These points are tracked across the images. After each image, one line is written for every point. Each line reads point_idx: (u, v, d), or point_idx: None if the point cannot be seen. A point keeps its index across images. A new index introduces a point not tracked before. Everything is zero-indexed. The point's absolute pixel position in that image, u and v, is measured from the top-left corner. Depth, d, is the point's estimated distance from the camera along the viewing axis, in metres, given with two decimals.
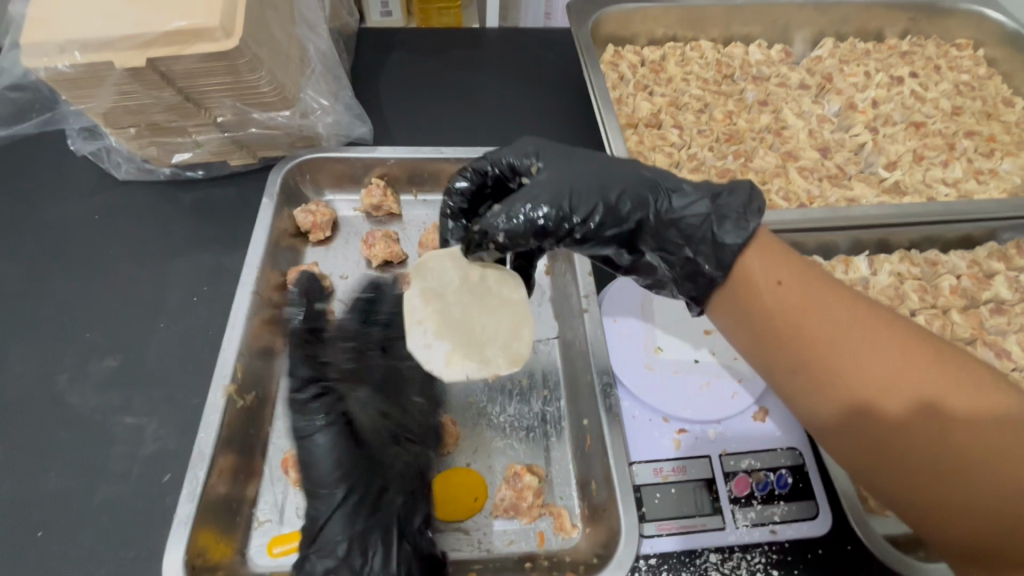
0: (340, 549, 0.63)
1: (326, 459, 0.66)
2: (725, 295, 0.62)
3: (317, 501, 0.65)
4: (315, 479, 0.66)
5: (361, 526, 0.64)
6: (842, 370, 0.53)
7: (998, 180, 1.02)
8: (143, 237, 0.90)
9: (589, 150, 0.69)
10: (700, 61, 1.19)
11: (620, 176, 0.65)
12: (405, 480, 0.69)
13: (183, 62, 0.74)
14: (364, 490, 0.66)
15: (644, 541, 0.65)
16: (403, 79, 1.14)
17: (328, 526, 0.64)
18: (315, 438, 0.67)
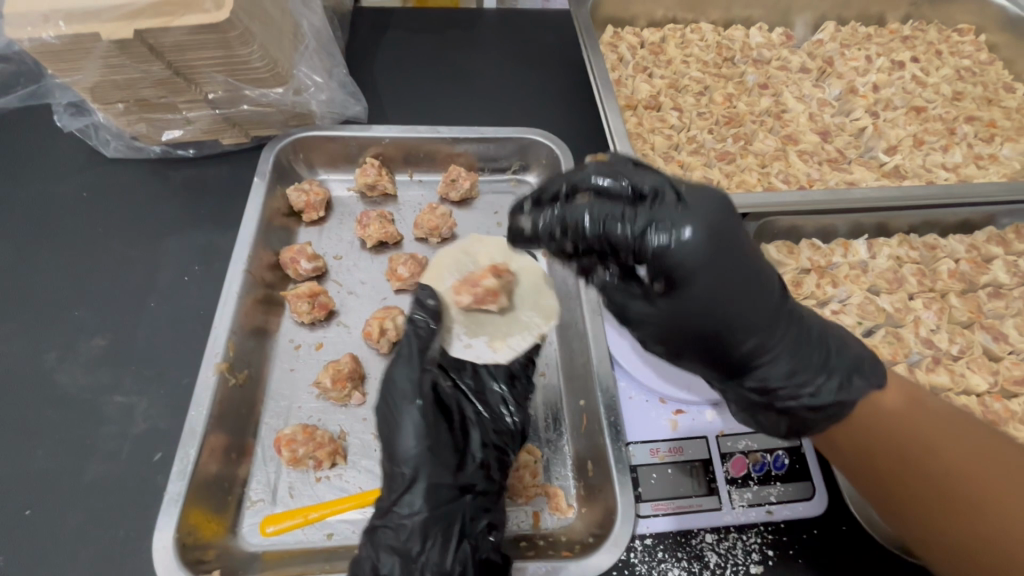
0: (406, 535, 0.58)
1: (415, 444, 0.61)
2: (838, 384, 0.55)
3: (394, 482, 0.61)
4: (399, 459, 0.60)
5: (430, 518, 0.59)
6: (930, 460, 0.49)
7: (998, 165, 1.01)
8: (133, 215, 0.88)
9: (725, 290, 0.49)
10: (700, 43, 1.17)
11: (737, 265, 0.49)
12: (486, 473, 0.65)
13: (172, 35, 0.72)
14: (446, 481, 0.61)
15: (640, 521, 0.65)
16: (398, 59, 1.12)
17: (404, 509, 0.59)
18: (408, 419, 0.61)
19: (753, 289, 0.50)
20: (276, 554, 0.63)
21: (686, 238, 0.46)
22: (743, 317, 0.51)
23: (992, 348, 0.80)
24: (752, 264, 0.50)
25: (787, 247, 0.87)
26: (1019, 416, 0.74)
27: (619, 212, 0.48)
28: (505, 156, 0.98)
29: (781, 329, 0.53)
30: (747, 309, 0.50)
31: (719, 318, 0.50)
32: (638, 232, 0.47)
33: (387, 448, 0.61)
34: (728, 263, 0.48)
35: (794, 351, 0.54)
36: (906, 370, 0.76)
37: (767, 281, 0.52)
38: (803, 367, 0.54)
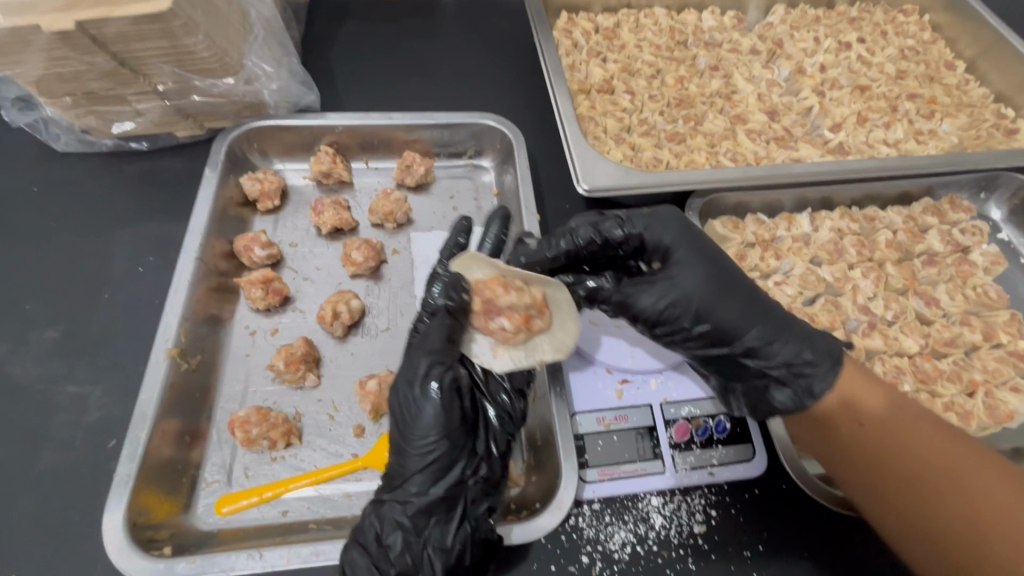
0: (412, 511, 0.60)
1: (428, 426, 0.61)
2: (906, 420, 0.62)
3: (407, 462, 0.61)
4: (412, 440, 0.61)
5: (436, 496, 0.61)
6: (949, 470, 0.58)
7: (937, 141, 1.06)
8: (85, 208, 0.88)
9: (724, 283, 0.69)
10: (653, 28, 1.19)
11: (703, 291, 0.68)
12: (489, 455, 0.66)
13: (114, 25, 0.72)
14: (452, 463, 0.62)
15: (586, 487, 0.67)
16: (354, 48, 1.12)
17: (413, 486, 0.61)
18: (423, 401, 0.61)
19: (732, 290, 0.68)
20: (231, 531, 0.64)
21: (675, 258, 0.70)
22: (722, 301, 0.67)
23: (925, 313, 0.84)
24: (738, 280, 0.69)
25: (732, 222, 0.90)
26: (947, 374, 0.78)
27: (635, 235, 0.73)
28: (460, 142, 1.00)
29: (767, 316, 0.68)
30: (733, 296, 0.68)
31: (710, 306, 0.67)
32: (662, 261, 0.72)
33: (402, 428, 0.62)
34: (700, 262, 0.69)
35: (788, 333, 0.67)
36: (842, 336, 0.80)
37: (749, 289, 0.69)
38: (791, 339, 0.66)
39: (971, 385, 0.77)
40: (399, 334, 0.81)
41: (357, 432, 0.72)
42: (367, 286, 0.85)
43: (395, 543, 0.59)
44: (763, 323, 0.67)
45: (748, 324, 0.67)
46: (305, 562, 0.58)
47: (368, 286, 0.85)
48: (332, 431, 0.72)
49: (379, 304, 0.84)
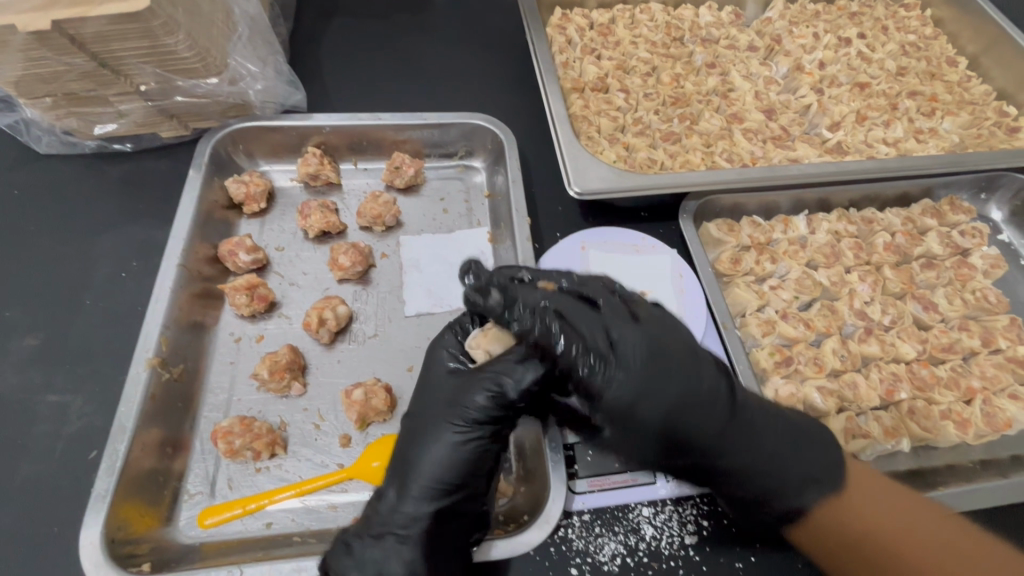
0: (410, 544, 0.58)
1: (436, 464, 0.61)
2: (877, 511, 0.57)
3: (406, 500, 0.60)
4: (416, 475, 0.61)
5: (435, 536, 0.59)
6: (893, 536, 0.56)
7: (938, 139, 1.04)
8: (68, 212, 0.86)
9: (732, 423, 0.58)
10: (649, 24, 1.16)
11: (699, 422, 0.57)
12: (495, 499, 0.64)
13: (91, 25, 0.69)
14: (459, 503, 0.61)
15: (575, 497, 0.66)
16: (343, 46, 1.10)
17: (391, 500, 0.60)
18: (434, 435, 0.62)
19: (670, 396, 0.55)
20: (214, 545, 0.63)
21: (625, 350, 0.56)
22: (731, 427, 0.58)
23: (923, 317, 0.83)
24: (694, 394, 0.56)
25: (727, 225, 0.87)
26: (944, 381, 0.77)
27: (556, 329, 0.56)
28: (451, 142, 0.97)
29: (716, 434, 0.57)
30: (661, 414, 0.55)
31: (619, 411, 0.55)
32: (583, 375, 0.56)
33: (402, 466, 0.62)
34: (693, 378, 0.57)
35: (749, 446, 0.59)
36: (838, 342, 0.78)
37: (705, 395, 0.57)
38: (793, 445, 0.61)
39: (969, 392, 0.76)
40: (387, 341, 0.80)
41: (343, 442, 0.71)
42: (355, 292, 0.84)
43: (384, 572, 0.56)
44: (703, 441, 0.57)
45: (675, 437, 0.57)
46: None
47: (355, 292, 0.84)
48: (318, 441, 0.71)
49: (367, 310, 0.82)
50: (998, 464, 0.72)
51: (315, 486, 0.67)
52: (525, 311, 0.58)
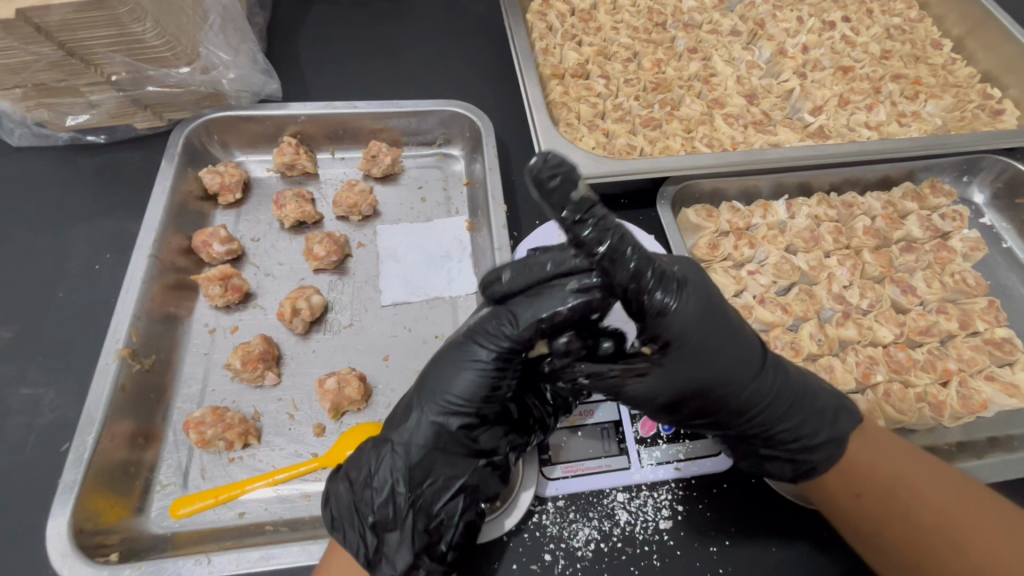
0: (410, 464, 0.59)
1: (456, 387, 0.60)
2: (917, 464, 0.61)
3: (412, 420, 0.60)
4: (418, 410, 0.60)
5: (435, 462, 0.59)
6: (916, 479, 0.59)
7: (921, 122, 1.03)
8: (41, 205, 0.86)
9: (748, 383, 0.60)
10: (631, 9, 1.15)
11: (724, 383, 0.59)
12: (514, 440, 0.62)
13: (56, 13, 0.68)
14: (462, 437, 0.60)
15: (550, 483, 0.66)
16: (320, 35, 1.08)
17: (410, 441, 0.60)
18: (461, 354, 0.60)
19: (722, 336, 0.59)
20: (186, 534, 0.63)
21: (683, 314, 0.57)
22: (743, 387, 0.60)
23: (901, 301, 0.82)
24: (735, 326, 0.60)
25: (707, 210, 0.87)
26: (921, 364, 0.77)
27: (632, 258, 0.54)
28: (428, 130, 0.96)
29: (747, 372, 0.60)
30: (707, 353, 0.58)
31: (677, 337, 0.57)
32: (645, 306, 0.56)
33: (422, 388, 0.61)
34: (724, 347, 0.59)
35: (771, 390, 0.61)
36: (815, 326, 0.78)
37: (743, 333, 0.61)
38: (792, 402, 0.62)
39: (945, 374, 0.76)
40: (362, 330, 0.79)
41: (317, 431, 0.70)
42: (331, 282, 0.83)
43: (379, 488, 0.58)
44: (744, 373, 0.59)
45: (713, 372, 0.58)
46: (253, 567, 0.57)
47: (331, 282, 0.83)
48: (292, 430, 0.71)
49: (343, 300, 0.82)
50: (973, 446, 0.72)
51: (287, 476, 0.67)
52: (608, 240, 0.53)
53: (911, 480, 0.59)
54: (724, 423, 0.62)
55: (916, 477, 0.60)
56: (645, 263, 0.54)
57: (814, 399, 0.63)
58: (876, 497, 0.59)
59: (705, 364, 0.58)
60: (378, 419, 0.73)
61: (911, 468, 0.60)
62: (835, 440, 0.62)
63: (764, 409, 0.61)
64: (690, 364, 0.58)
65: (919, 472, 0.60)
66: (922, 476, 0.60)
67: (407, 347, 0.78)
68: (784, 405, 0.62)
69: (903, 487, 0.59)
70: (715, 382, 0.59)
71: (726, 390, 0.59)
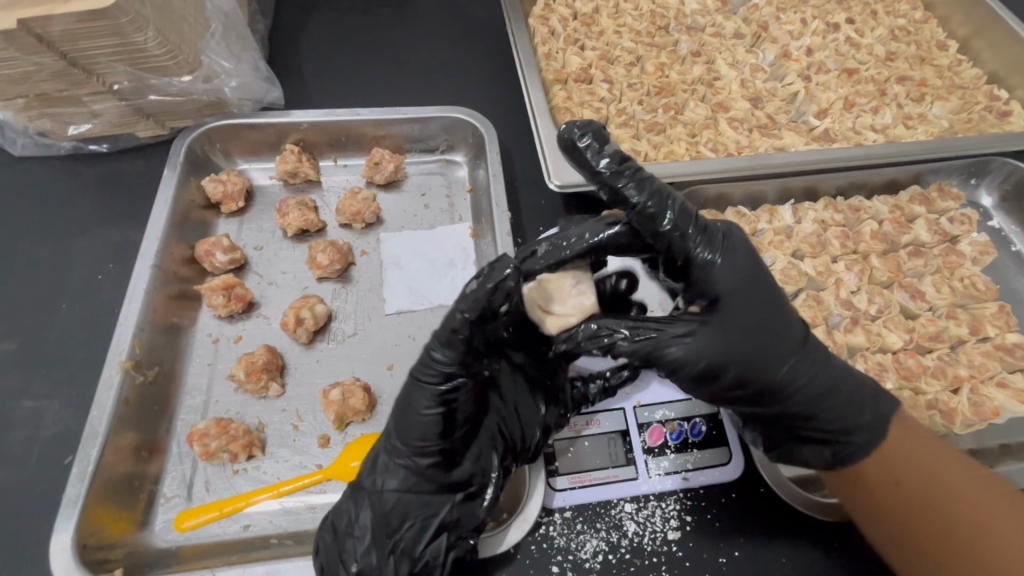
0: (385, 510, 0.59)
1: (415, 429, 0.58)
2: (949, 456, 0.61)
3: (383, 464, 0.61)
4: (386, 455, 0.61)
5: (410, 505, 0.60)
6: (948, 467, 0.59)
7: (927, 125, 1.02)
8: (44, 215, 0.85)
9: (792, 355, 0.60)
10: (634, 13, 1.14)
11: (770, 354, 0.59)
12: (488, 466, 0.62)
13: (58, 23, 0.67)
14: (434, 473, 0.60)
15: (556, 495, 0.65)
16: (322, 42, 1.08)
17: (386, 485, 0.60)
18: (410, 395, 0.57)
19: (764, 304, 0.59)
20: (191, 548, 0.63)
21: (724, 278, 0.58)
22: (788, 359, 0.60)
23: (910, 306, 0.82)
24: (776, 298, 0.60)
25: (712, 215, 0.86)
26: (931, 370, 0.76)
27: (673, 217, 0.57)
28: (431, 137, 0.96)
29: (791, 342, 0.60)
30: (753, 318, 0.58)
31: (725, 293, 0.58)
32: (689, 259, 0.58)
33: (389, 432, 0.61)
34: (766, 315, 0.59)
35: (813, 362, 0.61)
36: (824, 332, 0.77)
37: (786, 307, 0.61)
38: (832, 385, 0.61)
39: (956, 381, 0.75)
40: (366, 339, 0.79)
41: (321, 442, 0.70)
42: (335, 291, 0.83)
43: (360, 537, 0.58)
44: (788, 343, 0.59)
45: (761, 342, 0.58)
46: None
47: (335, 291, 0.83)
48: (296, 441, 0.70)
49: (346, 308, 0.81)
50: (985, 454, 0.71)
51: (292, 488, 0.66)
52: (646, 192, 0.57)
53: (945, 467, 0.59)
54: (768, 400, 0.61)
55: (948, 464, 0.60)
56: (687, 219, 0.58)
57: (853, 383, 0.63)
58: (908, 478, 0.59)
59: (751, 330, 0.58)
60: (383, 430, 0.72)
61: (941, 457, 0.60)
62: (868, 432, 0.62)
63: (807, 381, 0.60)
64: (736, 331, 0.58)
65: (952, 461, 0.60)
66: (955, 464, 0.60)
67: (411, 356, 0.78)
68: (824, 381, 0.61)
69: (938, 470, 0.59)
70: (762, 351, 0.58)
71: (773, 360, 0.59)
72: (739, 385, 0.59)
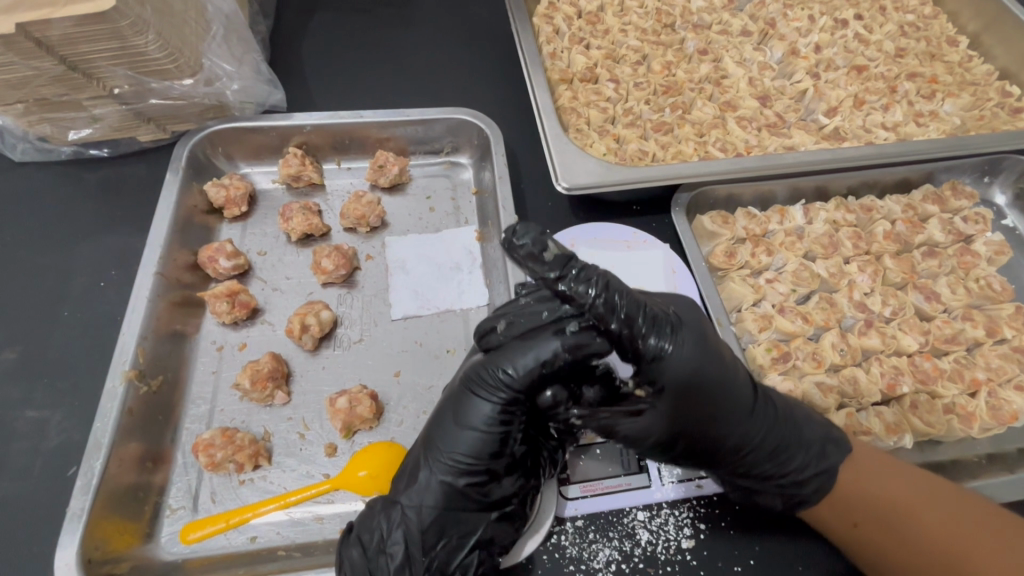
0: (421, 526, 0.57)
1: (460, 444, 0.58)
2: (913, 491, 0.59)
3: (420, 481, 0.58)
4: (424, 469, 0.59)
5: (446, 522, 0.58)
6: (913, 509, 0.57)
7: (939, 122, 1.01)
8: (45, 221, 0.84)
9: (739, 423, 0.59)
10: (639, 10, 1.12)
11: (717, 423, 0.58)
12: (527, 487, 0.61)
13: (57, 27, 0.66)
14: (474, 492, 0.58)
15: (568, 503, 0.64)
16: (324, 43, 1.07)
17: (422, 501, 0.58)
18: (463, 413, 0.59)
19: (716, 379, 0.57)
20: (198, 561, 0.62)
21: (676, 361, 0.55)
22: (737, 425, 0.59)
23: (925, 308, 0.80)
24: (727, 366, 0.59)
25: (722, 216, 0.85)
26: (947, 374, 0.75)
27: (622, 305, 0.53)
28: (436, 138, 0.95)
29: (741, 410, 0.59)
30: (705, 393, 0.57)
31: (672, 381, 0.55)
32: (641, 353, 0.55)
33: (428, 445, 0.60)
34: (721, 388, 0.58)
35: (766, 424, 0.61)
36: (837, 335, 0.76)
37: (736, 369, 0.61)
38: (781, 442, 0.61)
39: (973, 384, 0.74)
40: (373, 345, 0.78)
41: (329, 451, 0.69)
42: (340, 297, 0.82)
43: (394, 553, 0.56)
44: (737, 410, 0.59)
45: (710, 411, 0.58)
46: None
47: (340, 296, 0.82)
48: (303, 450, 0.69)
49: (352, 314, 0.80)
50: (1004, 459, 0.70)
51: (299, 499, 0.65)
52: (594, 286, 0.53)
53: (907, 511, 0.57)
54: (716, 462, 0.61)
55: (911, 507, 0.57)
56: (636, 308, 0.54)
57: (803, 432, 0.63)
58: (871, 532, 0.58)
59: (700, 406, 0.57)
60: (392, 438, 0.71)
61: (904, 495, 0.58)
62: (822, 468, 0.61)
63: (760, 445, 0.60)
64: (683, 407, 0.57)
65: (916, 497, 0.58)
66: (920, 504, 0.57)
67: (419, 362, 0.77)
68: (775, 443, 0.61)
69: (901, 516, 0.57)
70: (711, 422, 0.58)
71: (722, 430, 0.59)
72: (688, 449, 0.59)
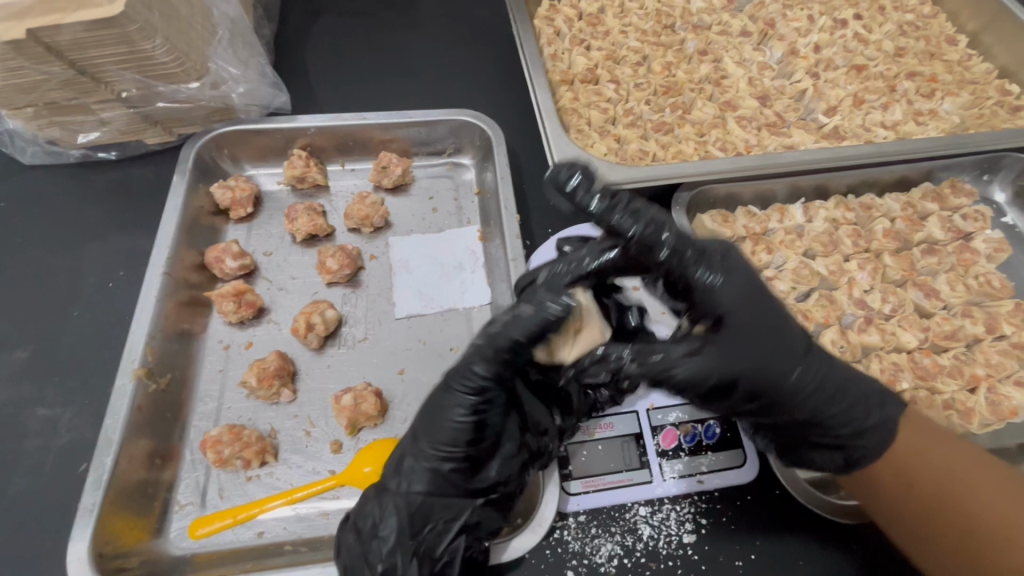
0: (409, 512, 0.58)
1: (443, 432, 0.58)
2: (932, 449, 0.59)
3: (408, 466, 0.59)
4: (416, 455, 0.59)
5: (434, 508, 0.59)
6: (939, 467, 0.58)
7: (938, 121, 1.01)
8: (55, 223, 0.86)
9: (793, 366, 0.58)
10: (640, 12, 1.13)
11: (779, 364, 0.58)
12: (514, 476, 0.62)
13: (67, 32, 0.67)
14: (457, 479, 0.59)
15: (570, 499, 0.65)
16: (327, 47, 1.08)
17: (413, 486, 0.59)
18: (445, 401, 0.58)
19: (771, 315, 0.58)
20: (207, 555, 0.63)
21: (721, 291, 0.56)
22: (795, 368, 0.58)
23: (925, 305, 0.81)
24: (782, 314, 0.59)
25: (722, 215, 0.85)
26: (948, 370, 0.75)
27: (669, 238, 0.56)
28: (438, 139, 0.96)
29: (799, 349, 0.59)
30: (762, 331, 0.57)
31: (729, 309, 0.56)
32: (689, 283, 0.57)
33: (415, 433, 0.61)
34: (775, 328, 0.58)
35: (822, 369, 0.60)
36: (837, 332, 0.77)
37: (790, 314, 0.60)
38: (838, 391, 0.60)
39: (973, 380, 0.75)
40: (377, 343, 0.79)
41: (334, 448, 0.70)
42: (344, 296, 0.83)
43: (387, 537, 0.57)
44: (794, 355, 0.58)
45: (765, 353, 0.57)
46: None
47: (344, 295, 0.83)
48: (309, 447, 0.70)
49: (356, 313, 0.81)
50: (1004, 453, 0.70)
51: (305, 495, 0.66)
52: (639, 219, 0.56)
53: (937, 468, 0.58)
54: (778, 410, 0.60)
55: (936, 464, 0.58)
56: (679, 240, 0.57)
57: (859, 384, 0.62)
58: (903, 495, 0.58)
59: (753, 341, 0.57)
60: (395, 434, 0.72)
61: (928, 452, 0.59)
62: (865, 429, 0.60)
63: (814, 392, 0.59)
64: (742, 346, 0.56)
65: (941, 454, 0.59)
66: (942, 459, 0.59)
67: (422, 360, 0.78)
68: (833, 391, 0.60)
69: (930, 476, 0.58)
70: (768, 365, 0.57)
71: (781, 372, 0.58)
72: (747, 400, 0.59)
